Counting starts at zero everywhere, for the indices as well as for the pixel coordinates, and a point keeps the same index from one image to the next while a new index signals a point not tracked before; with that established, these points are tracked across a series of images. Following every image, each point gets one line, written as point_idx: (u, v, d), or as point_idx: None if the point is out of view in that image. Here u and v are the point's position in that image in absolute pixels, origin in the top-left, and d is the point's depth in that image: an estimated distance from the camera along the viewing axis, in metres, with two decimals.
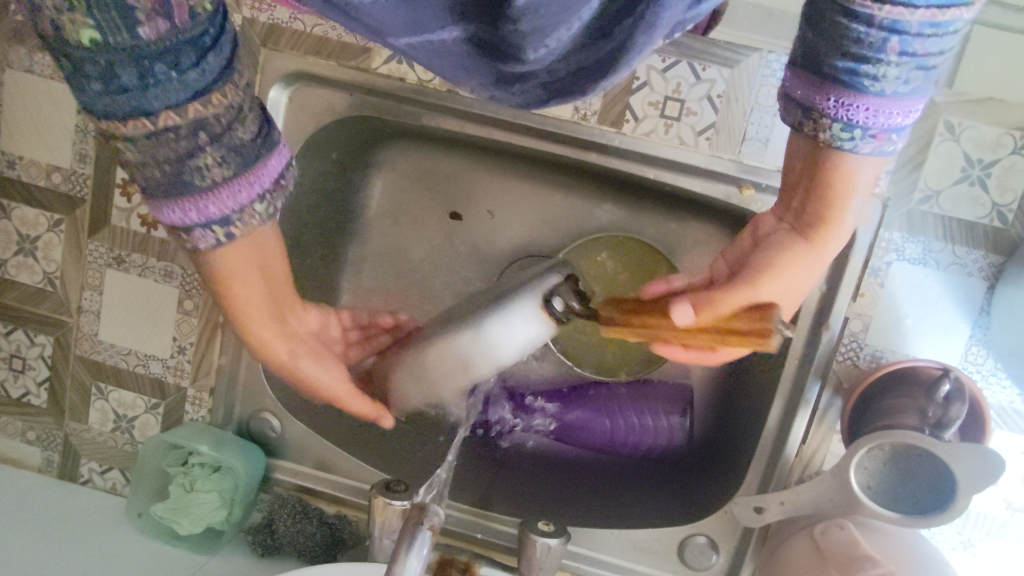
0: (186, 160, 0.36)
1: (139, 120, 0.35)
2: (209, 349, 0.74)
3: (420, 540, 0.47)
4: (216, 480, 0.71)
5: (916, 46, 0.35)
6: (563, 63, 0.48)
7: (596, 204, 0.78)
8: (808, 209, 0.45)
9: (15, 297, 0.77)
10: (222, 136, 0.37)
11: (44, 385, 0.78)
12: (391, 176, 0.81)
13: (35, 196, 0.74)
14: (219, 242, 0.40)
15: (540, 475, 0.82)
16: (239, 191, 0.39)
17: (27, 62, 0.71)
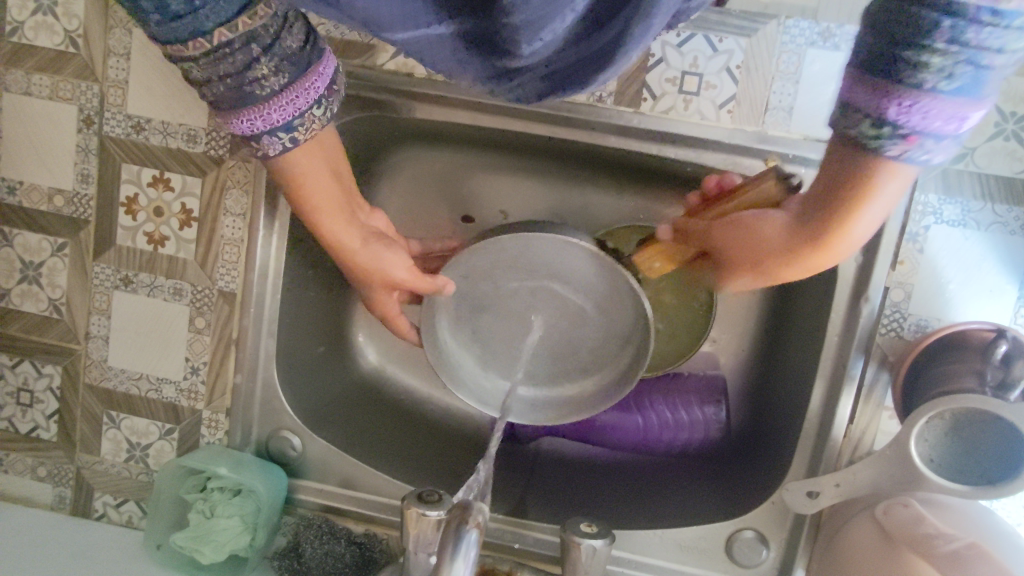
0: (245, 73, 0.40)
1: (197, 41, 0.37)
2: (223, 368, 0.71)
3: (466, 541, 0.43)
4: (237, 504, 0.67)
5: (969, 36, 0.28)
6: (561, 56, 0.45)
7: (614, 195, 0.77)
8: (823, 209, 0.40)
9: (21, 327, 0.74)
10: (272, 46, 0.40)
11: (53, 418, 0.75)
12: (400, 181, 0.79)
13: (36, 221, 0.72)
14: (285, 147, 0.45)
15: (577, 478, 0.80)
16: (296, 98, 0.43)
17: (24, 84, 0.69)
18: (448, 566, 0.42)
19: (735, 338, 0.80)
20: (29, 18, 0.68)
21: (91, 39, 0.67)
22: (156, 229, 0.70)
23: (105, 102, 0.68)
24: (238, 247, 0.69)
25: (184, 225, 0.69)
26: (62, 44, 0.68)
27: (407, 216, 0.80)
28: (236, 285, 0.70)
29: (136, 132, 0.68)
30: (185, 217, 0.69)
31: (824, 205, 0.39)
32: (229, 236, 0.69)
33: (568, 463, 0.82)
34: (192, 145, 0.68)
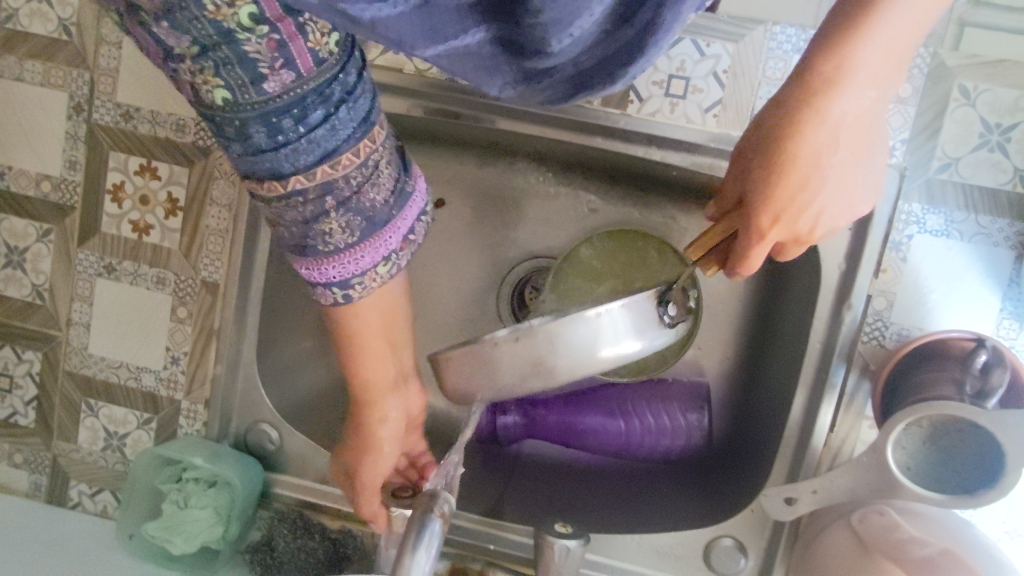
0: (313, 224, 0.41)
1: (274, 183, 0.39)
2: (203, 358, 0.71)
3: (429, 532, 0.43)
4: (212, 495, 0.67)
5: None
6: (588, 55, 0.46)
7: (602, 200, 0.76)
8: (832, 43, 0.34)
9: (4, 312, 0.74)
10: (348, 201, 0.41)
11: (32, 404, 0.75)
12: None
13: (24, 206, 0.72)
14: (337, 300, 0.44)
15: (559, 482, 0.81)
16: (363, 256, 0.43)
17: (17, 69, 0.69)
18: (410, 557, 0.42)
19: (719, 346, 0.80)
20: (24, 5, 0.68)
21: (84, 26, 0.67)
22: (142, 218, 0.70)
23: (95, 90, 0.68)
24: (222, 238, 0.69)
25: (169, 215, 0.69)
26: (56, 31, 0.68)
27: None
28: (219, 276, 0.70)
29: (125, 121, 0.69)
30: (170, 206, 0.69)
31: (828, 38, 0.34)
32: (214, 227, 0.69)
33: (550, 465, 0.82)
34: (181, 134, 0.68)
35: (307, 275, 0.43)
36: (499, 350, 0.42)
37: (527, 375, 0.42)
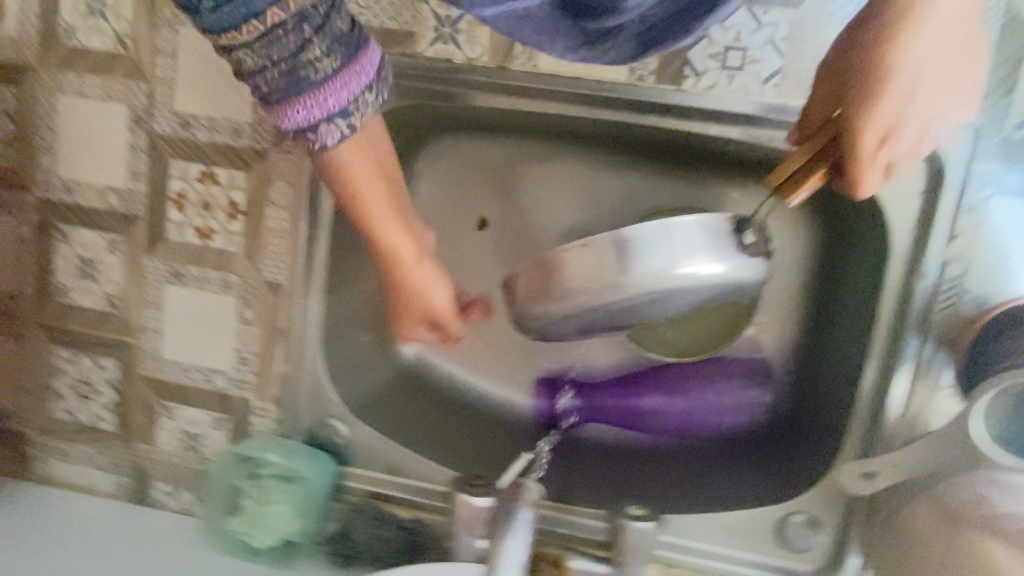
0: (300, 57, 0.46)
1: (252, 24, 0.44)
2: (272, 358, 0.73)
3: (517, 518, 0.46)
4: (288, 490, 0.69)
5: None
6: (657, 7, 0.51)
7: (650, 179, 0.78)
8: None
9: (78, 321, 0.76)
10: (322, 27, 0.47)
11: (112, 408, 0.77)
12: (439, 171, 0.82)
13: (92, 218, 0.74)
14: (340, 134, 0.51)
15: (623, 464, 0.80)
16: (347, 83, 0.49)
17: (77, 85, 0.71)
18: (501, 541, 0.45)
19: (781, 321, 0.78)
20: (81, 20, 0.69)
21: (139, 37, 0.69)
22: (205, 223, 0.71)
23: (153, 100, 0.70)
24: (283, 239, 0.70)
25: (230, 218, 0.71)
26: (112, 44, 0.69)
27: (443, 209, 0.83)
28: (282, 277, 0.71)
29: (183, 129, 0.70)
30: (231, 210, 0.71)
31: None
32: (274, 228, 0.70)
33: (609, 450, 0.81)
34: (237, 139, 0.69)
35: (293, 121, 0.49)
36: (580, 253, 0.54)
37: (599, 280, 0.54)
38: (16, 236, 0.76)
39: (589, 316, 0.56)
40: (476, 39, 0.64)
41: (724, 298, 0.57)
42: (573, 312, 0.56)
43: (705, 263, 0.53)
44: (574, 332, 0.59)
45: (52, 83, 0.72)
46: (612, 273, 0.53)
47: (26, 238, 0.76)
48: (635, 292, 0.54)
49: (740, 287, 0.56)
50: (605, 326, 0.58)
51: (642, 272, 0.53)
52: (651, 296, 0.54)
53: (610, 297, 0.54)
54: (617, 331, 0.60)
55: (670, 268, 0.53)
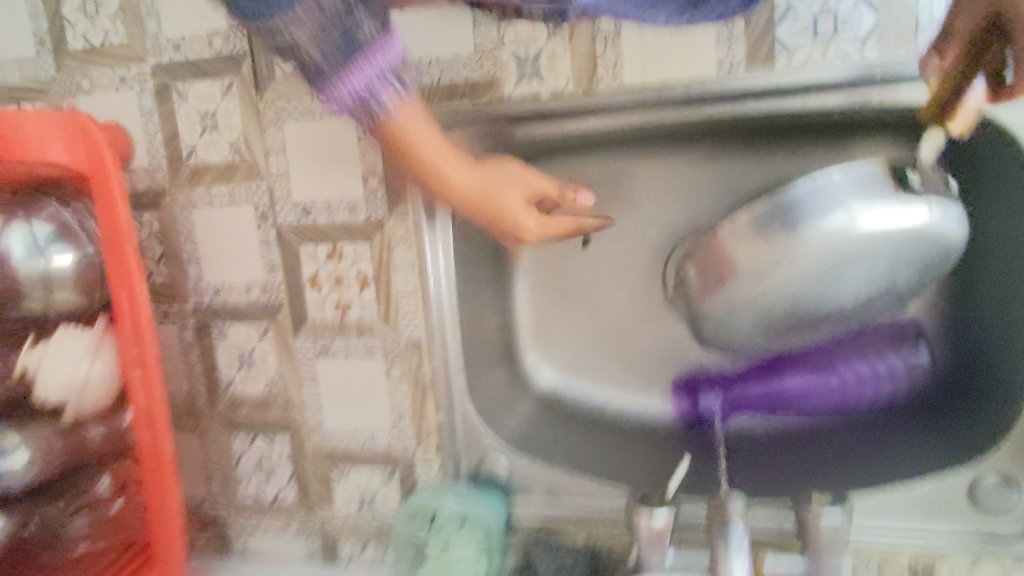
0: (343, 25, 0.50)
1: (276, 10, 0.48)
2: (425, 410, 0.77)
3: (736, 537, 0.51)
4: (468, 532, 0.72)
5: None
6: None
7: (753, 160, 0.77)
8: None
9: (248, 409, 0.83)
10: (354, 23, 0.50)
11: (291, 481, 0.84)
12: None
13: (242, 313, 0.80)
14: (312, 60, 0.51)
15: (785, 449, 0.79)
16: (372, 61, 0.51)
17: (207, 198, 0.78)
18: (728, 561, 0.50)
19: None
20: (200, 139, 0.77)
21: (252, 142, 0.75)
22: (341, 297, 0.76)
23: (274, 196, 0.76)
24: (414, 298, 0.74)
25: (363, 288, 0.75)
26: (230, 154, 0.76)
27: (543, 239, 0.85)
28: (420, 332, 0.75)
29: (305, 216, 0.75)
30: (362, 281, 0.75)
31: None
32: (404, 289, 0.74)
33: (760, 437, 0.81)
34: (354, 214, 0.73)
35: (326, 106, 0.54)
36: (740, 235, 0.58)
37: (764, 256, 0.57)
38: (181, 342, 0.84)
39: (761, 300, 0.59)
40: (558, 68, 0.64)
41: (915, 253, 0.56)
42: (743, 299, 0.60)
43: (876, 211, 0.54)
44: (754, 326, 0.62)
45: (187, 201, 0.79)
46: (778, 245, 0.56)
47: (190, 342, 0.84)
48: (805, 258, 0.56)
49: (928, 236, 0.56)
50: (785, 311, 0.60)
51: (810, 234, 0.55)
52: (824, 259, 0.56)
53: (781, 270, 0.57)
54: (802, 320, 0.62)
55: (836, 223, 0.54)
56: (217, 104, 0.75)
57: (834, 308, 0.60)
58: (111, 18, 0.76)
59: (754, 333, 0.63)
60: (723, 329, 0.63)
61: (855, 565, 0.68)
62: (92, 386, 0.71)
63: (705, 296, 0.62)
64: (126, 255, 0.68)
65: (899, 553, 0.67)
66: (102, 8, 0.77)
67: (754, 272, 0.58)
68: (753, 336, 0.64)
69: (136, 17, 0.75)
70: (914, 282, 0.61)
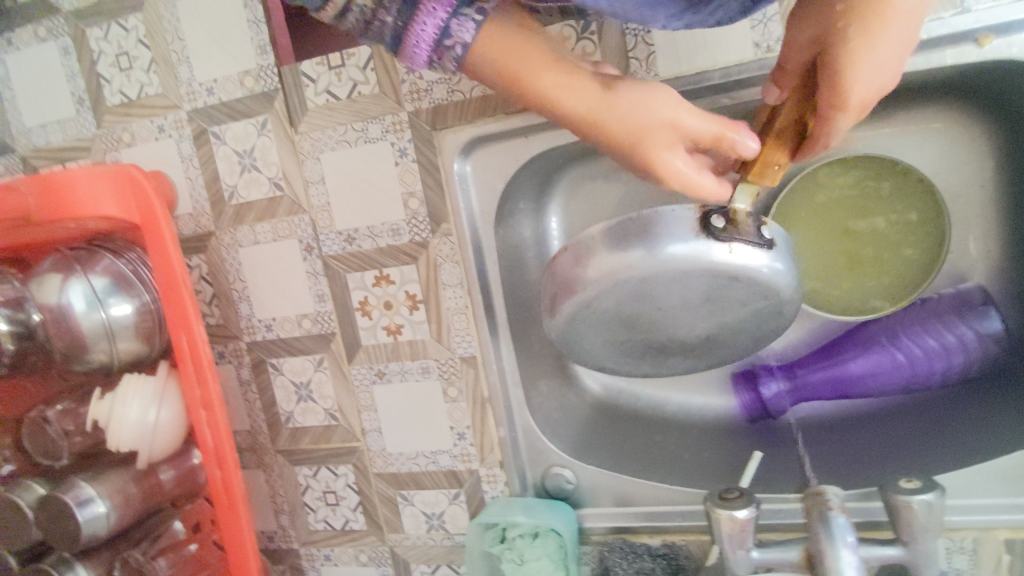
0: None
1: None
2: (485, 426, 0.76)
3: (839, 530, 0.49)
4: (541, 545, 0.72)
5: None
6: None
7: None
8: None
9: (310, 440, 0.84)
10: None
11: (358, 508, 0.84)
12: None
13: (295, 346, 0.81)
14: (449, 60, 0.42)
15: (858, 434, 0.77)
16: None
17: (252, 235, 0.79)
18: (838, 557, 0.48)
19: (985, 240, 0.71)
20: (240, 179, 0.78)
21: (291, 176, 0.76)
22: (392, 321, 0.76)
23: (317, 228, 0.76)
24: (465, 314, 0.74)
25: (413, 310, 0.75)
26: (270, 190, 0.77)
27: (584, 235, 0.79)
28: (473, 348, 0.74)
29: (349, 244, 0.75)
30: (412, 302, 0.75)
31: None
32: (453, 307, 0.74)
33: (830, 423, 0.79)
34: (398, 237, 0.74)
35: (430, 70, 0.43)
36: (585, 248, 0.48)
37: (610, 273, 0.47)
38: (238, 380, 0.85)
39: (593, 316, 0.51)
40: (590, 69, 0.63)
41: (730, 298, 0.49)
42: (570, 314, 0.51)
43: (698, 248, 0.45)
44: (605, 346, 0.55)
45: (232, 240, 0.80)
46: (596, 266, 0.47)
47: (246, 379, 0.85)
48: (627, 283, 0.48)
49: (744, 280, 0.47)
50: (630, 339, 0.54)
51: (650, 259, 0.46)
52: (638, 289, 0.48)
53: (597, 289, 0.48)
54: (651, 351, 0.56)
55: (654, 257, 0.46)
56: (253, 142, 0.76)
57: (675, 346, 0.55)
58: (145, 70, 0.78)
59: (610, 352, 0.56)
60: (571, 346, 0.55)
61: (950, 547, 0.65)
62: (162, 430, 0.72)
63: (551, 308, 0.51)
64: (182, 299, 0.69)
65: (996, 531, 0.64)
66: (136, 61, 0.79)
67: (591, 298, 0.49)
68: (616, 361, 0.57)
69: (169, 66, 0.77)
70: (747, 324, 0.52)
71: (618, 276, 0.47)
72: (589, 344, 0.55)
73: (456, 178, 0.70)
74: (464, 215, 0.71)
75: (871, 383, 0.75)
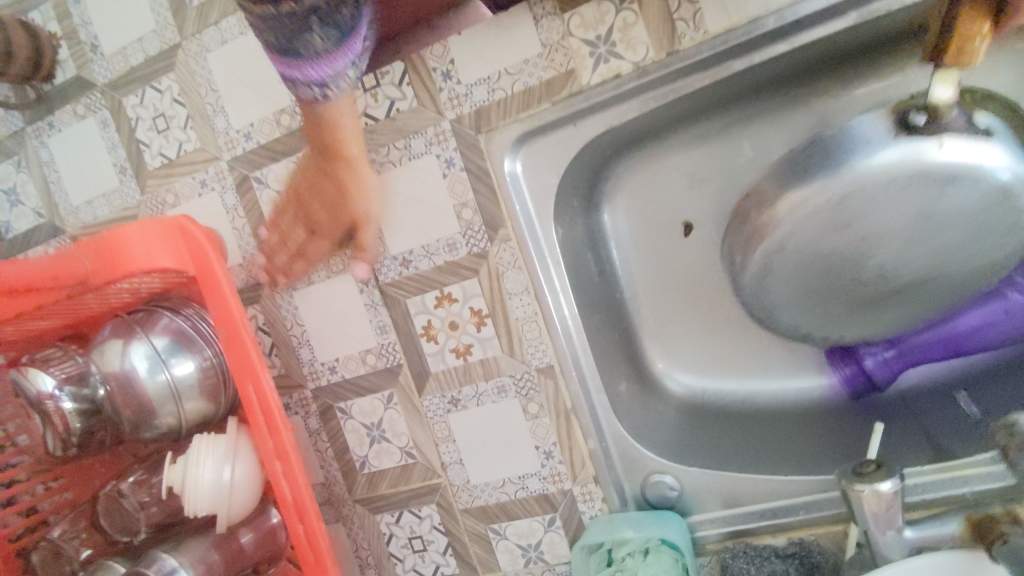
0: (306, 37, 0.50)
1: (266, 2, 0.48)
2: (573, 440, 0.71)
3: None
4: (656, 561, 0.65)
5: None
6: None
7: (848, 90, 0.72)
8: None
9: (389, 483, 0.79)
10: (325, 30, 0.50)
11: (449, 551, 0.78)
12: (632, 203, 0.82)
13: (362, 385, 0.78)
14: None
15: (975, 398, 0.69)
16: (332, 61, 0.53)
17: (305, 276, 0.77)
18: None
19: None
20: None
21: None
22: (460, 342, 0.73)
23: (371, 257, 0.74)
24: (535, 322, 0.70)
25: (480, 326, 0.72)
26: None
27: (643, 233, 0.83)
28: (549, 357, 0.70)
29: (407, 268, 0.73)
30: (478, 318, 0.72)
31: None
32: (523, 316, 0.70)
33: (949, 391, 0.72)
34: (455, 252, 0.71)
35: None
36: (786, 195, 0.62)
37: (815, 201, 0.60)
38: (307, 431, 0.82)
39: (792, 257, 0.63)
40: (634, 40, 0.61)
41: (945, 209, 0.57)
42: (773, 250, 0.63)
43: (908, 149, 0.55)
44: (800, 296, 0.66)
45: (285, 285, 0.78)
46: (796, 198, 0.61)
47: (316, 429, 0.81)
48: (821, 211, 0.60)
49: (968, 177, 0.55)
50: (830, 288, 0.65)
51: (853, 171, 0.57)
52: (837, 214, 0.60)
53: (793, 224, 0.62)
54: (859, 301, 0.66)
55: (864, 165, 0.57)
56: None
57: (887, 283, 0.64)
58: (182, 127, 0.79)
59: (811, 311, 0.68)
60: (772, 305, 0.68)
61: None
62: (238, 490, 0.68)
63: (748, 257, 0.66)
64: (246, 347, 0.66)
65: None
66: (173, 121, 0.79)
67: (790, 235, 0.62)
68: (817, 320, 0.68)
69: (205, 119, 0.77)
70: (971, 241, 0.59)
71: (816, 206, 0.60)
72: (790, 299, 0.67)
73: (506, 176, 0.67)
74: (521, 217, 0.68)
75: (983, 334, 0.68)
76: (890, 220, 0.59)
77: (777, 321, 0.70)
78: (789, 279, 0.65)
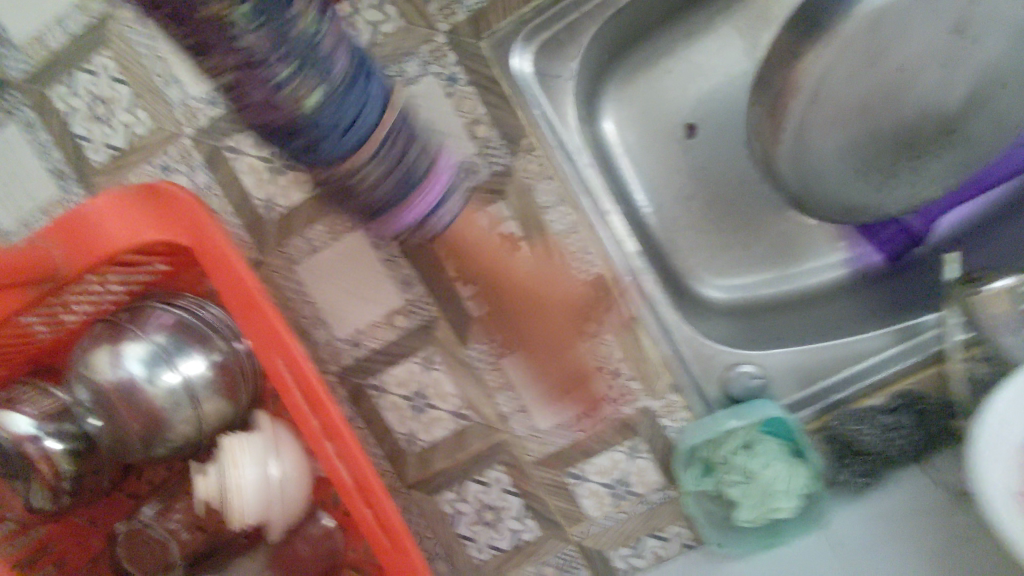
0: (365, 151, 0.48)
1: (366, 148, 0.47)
2: (642, 350, 0.67)
3: None
4: (762, 452, 0.62)
5: None
6: None
7: None
8: None
9: (443, 456, 0.70)
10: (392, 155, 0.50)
11: (526, 512, 0.70)
12: (628, 110, 0.78)
13: (393, 352, 0.69)
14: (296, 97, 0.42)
15: (991, 237, 0.71)
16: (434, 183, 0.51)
17: (305, 245, 0.68)
18: None
19: None
20: (275, 184, 0.68)
21: None
22: (497, 275, 0.67)
23: None
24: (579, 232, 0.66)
25: (518, 252, 0.66)
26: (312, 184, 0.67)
27: (648, 144, 0.79)
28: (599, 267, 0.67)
29: None
30: (514, 244, 0.66)
31: None
32: (563, 229, 0.66)
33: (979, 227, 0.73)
34: (474, 175, 0.65)
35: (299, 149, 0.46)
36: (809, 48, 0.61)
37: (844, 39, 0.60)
38: None
39: (826, 108, 0.63)
40: None
41: (970, 23, 0.60)
42: (809, 101, 0.63)
43: None
44: (841, 152, 0.66)
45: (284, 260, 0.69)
46: (821, 46, 0.60)
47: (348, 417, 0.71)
48: (854, 48, 0.60)
49: None
50: (870, 138, 0.65)
51: None
52: (870, 45, 0.60)
53: (826, 69, 0.61)
54: (901, 150, 0.65)
55: None
56: None
57: (927, 125, 0.64)
58: (128, 109, 0.69)
59: (852, 172, 0.67)
60: (815, 171, 0.67)
61: None
62: (290, 485, 0.59)
63: (778, 131, 0.65)
64: (267, 316, 0.57)
65: None
66: (115, 104, 0.69)
67: (822, 82, 0.62)
68: (859, 181, 0.67)
69: (155, 93, 0.68)
70: (998, 57, 0.62)
71: (843, 46, 0.60)
72: (828, 156, 0.66)
73: (519, 75, 0.64)
74: (541, 123, 0.66)
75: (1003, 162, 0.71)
76: (924, 46, 0.60)
77: (820, 197, 0.68)
78: (829, 135, 0.65)
